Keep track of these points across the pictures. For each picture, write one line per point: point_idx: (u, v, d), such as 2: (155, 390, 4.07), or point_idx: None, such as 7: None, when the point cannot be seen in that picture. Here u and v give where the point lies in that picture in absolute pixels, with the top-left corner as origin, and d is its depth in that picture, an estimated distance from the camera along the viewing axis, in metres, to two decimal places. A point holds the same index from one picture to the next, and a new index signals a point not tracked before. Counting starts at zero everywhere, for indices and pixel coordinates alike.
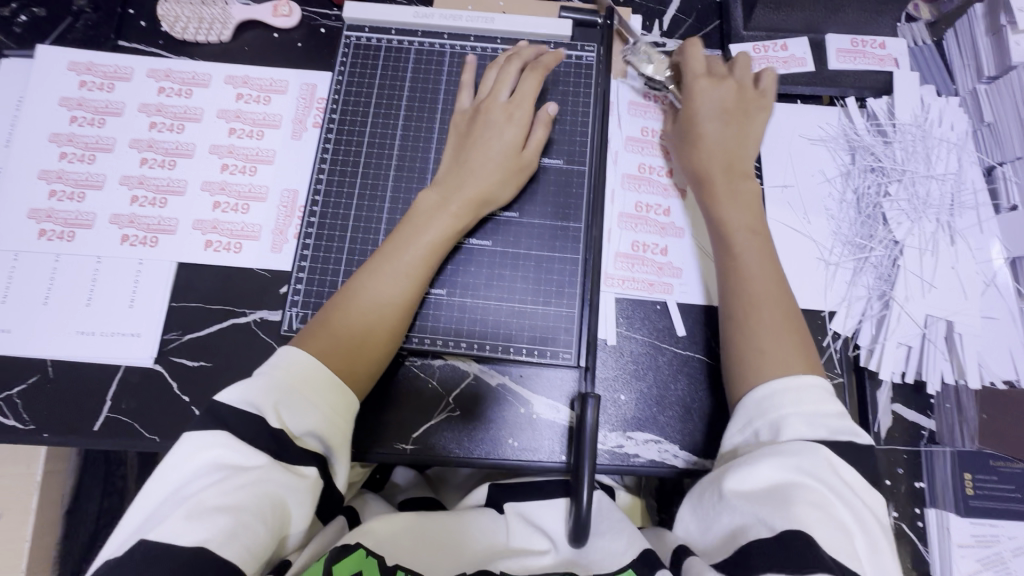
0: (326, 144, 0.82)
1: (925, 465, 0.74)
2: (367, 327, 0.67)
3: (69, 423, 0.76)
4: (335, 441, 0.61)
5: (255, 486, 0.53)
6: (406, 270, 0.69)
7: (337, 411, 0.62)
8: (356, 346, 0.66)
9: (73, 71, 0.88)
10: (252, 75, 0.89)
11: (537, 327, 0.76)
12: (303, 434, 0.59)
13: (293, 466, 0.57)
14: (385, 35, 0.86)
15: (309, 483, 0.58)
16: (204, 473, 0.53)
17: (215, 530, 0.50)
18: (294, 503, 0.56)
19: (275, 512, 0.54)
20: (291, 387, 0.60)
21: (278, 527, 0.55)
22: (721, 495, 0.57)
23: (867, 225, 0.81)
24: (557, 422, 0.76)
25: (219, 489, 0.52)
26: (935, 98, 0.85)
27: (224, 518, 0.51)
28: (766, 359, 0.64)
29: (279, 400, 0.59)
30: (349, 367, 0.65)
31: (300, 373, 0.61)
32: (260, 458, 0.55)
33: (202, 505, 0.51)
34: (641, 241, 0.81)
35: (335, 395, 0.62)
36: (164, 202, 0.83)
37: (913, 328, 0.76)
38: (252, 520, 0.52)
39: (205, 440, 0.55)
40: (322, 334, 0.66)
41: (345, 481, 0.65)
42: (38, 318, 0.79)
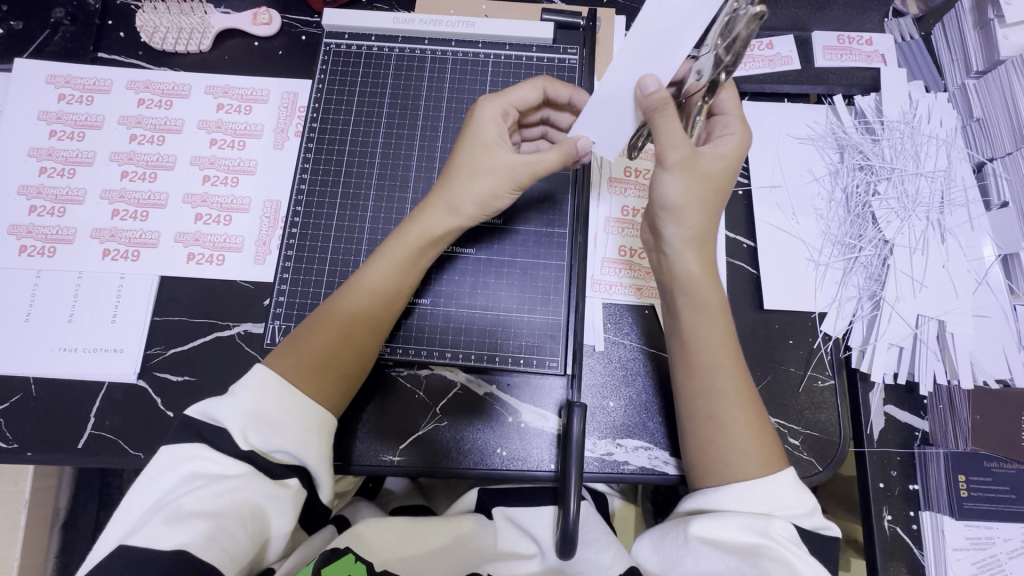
0: (307, 154, 0.81)
1: (920, 468, 0.73)
2: (347, 328, 0.66)
3: (53, 441, 0.75)
4: (308, 456, 0.59)
5: (234, 492, 0.55)
6: (368, 296, 0.67)
7: (311, 430, 0.60)
8: (335, 353, 0.65)
9: (51, 84, 0.87)
10: (232, 85, 0.88)
11: (524, 335, 0.75)
12: (274, 450, 0.58)
13: (272, 475, 0.57)
14: (366, 41, 0.85)
15: (292, 492, 0.58)
16: (183, 482, 0.55)
17: (194, 535, 0.51)
18: (275, 511, 0.57)
19: (256, 519, 0.55)
20: (260, 410, 0.58)
21: (260, 532, 0.56)
22: (687, 540, 0.58)
23: (856, 224, 0.80)
24: (546, 430, 0.75)
25: (199, 495, 0.54)
26: (923, 95, 0.84)
27: (203, 524, 0.52)
28: (705, 421, 0.65)
29: (247, 424, 0.58)
30: (326, 377, 0.64)
31: (270, 396, 0.60)
32: (240, 467, 0.56)
33: (180, 511, 0.52)
34: (628, 245, 0.80)
35: (309, 415, 0.61)
36: (145, 216, 0.83)
37: (904, 328, 0.75)
38: (232, 524, 0.53)
39: (184, 452, 0.56)
40: (298, 342, 0.65)
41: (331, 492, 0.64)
42: (20, 336, 0.78)
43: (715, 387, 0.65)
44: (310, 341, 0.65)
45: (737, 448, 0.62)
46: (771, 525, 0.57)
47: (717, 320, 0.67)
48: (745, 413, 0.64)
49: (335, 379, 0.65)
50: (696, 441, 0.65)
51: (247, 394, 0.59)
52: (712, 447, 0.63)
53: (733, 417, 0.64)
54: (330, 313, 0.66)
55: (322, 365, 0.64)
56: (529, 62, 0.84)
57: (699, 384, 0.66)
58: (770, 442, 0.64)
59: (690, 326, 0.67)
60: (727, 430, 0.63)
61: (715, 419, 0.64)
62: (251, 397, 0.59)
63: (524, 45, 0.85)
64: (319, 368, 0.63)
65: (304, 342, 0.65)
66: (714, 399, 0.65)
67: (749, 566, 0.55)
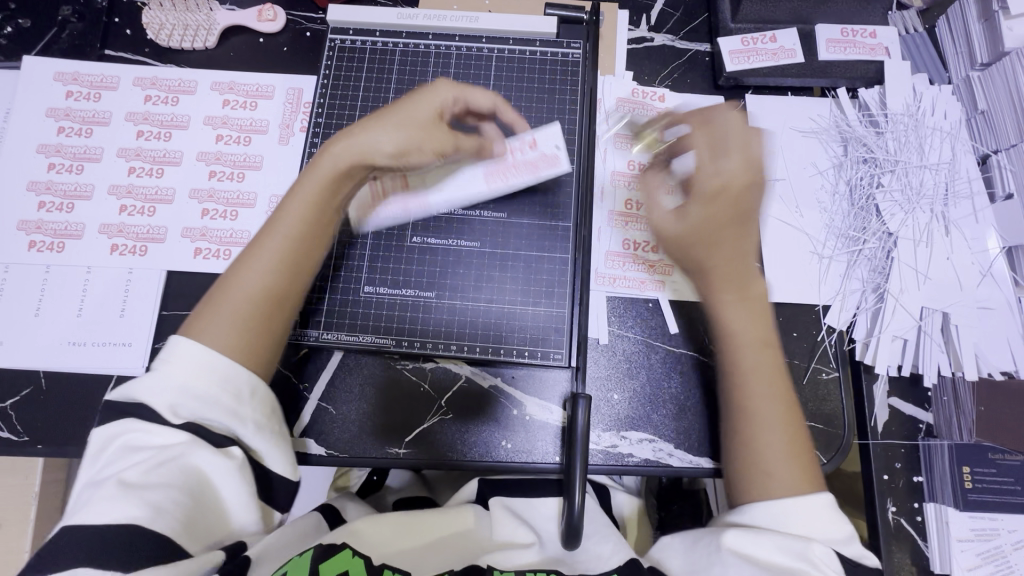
0: (312, 149, 0.82)
1: (924, 459, 0.74)
2: (270, 294, 0.64)
3: (64, 434, 0.76)
4: (245, 424, 0.59)
5: (178, 462, 0.56)
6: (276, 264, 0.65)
7: (242, 396, 0.60)
8: (263, 317, 0.63)
9: (59, 81, 0.88)
10: (238, 81, 0.88)
11: (528, 328, 0.76)
12: (210, 420, 0.58)
13: (211, 444, 0.58)
14: (370, 37, 0.86)
15: (236, 462, 0.58)
16: (119, 457, 0.56)
17: (142, 506, 0.52)
18: (220, 480, 0.58)
19: (200, 488, 0.56)
20: (185, 381, 0.58)
21: (202, 503, 0.56)
22: (720, 549, 0.58)
23: (860, 217, 0.80)
24: (550, 422, 0.75)
25: (139, 468, 0.55)
26: (927, 87, 0.83)
27: (148, 494, 0.53)
28: (744, 436, 0.64)
29: (173, 398, 0.57)
30: (248, 343, 0.62)
31: (197, 366, 0.58)
32: (178, 436, 0.57)
33: (121, 484, 0.53)
34: (632, 239, 0.80)
35: (237, 379, 0.60)
36: (152, 211, 0.83)
37: (909, 320, 0.75)
38: (175, 495, 0.54)
39: (121, 428, 0.58)
40: (213, 308, 0.62)
41: (288, 464, 0.64)
42: (30, 330, 0.79)
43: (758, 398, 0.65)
44: (233, 308, 0.62)
45: (765, 464, 0.62)
46: (809, 548, 0.56)
47: (756, 318, 0.67)
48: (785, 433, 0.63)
49: (259, 346, 0.63)
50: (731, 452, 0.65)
51: (171, 367, 0.58)
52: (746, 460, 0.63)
53: (770, 432, 0.63)
54: (245, 280, 0.63)
55: (247, 327, 0.62)
56: (532, 57, 0.84)
57: (744, 395, 0.66)
58: (805, 456, 0.63)
59: (730, 336, 0.67)
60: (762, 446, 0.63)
61: (750, 437, 0.64)
62: (172, 370, 0.58)
63: (528, 40, 0.85)
64: (242, 328, 0.62)
65: (217, 310, 0.62)
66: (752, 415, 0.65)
67: None
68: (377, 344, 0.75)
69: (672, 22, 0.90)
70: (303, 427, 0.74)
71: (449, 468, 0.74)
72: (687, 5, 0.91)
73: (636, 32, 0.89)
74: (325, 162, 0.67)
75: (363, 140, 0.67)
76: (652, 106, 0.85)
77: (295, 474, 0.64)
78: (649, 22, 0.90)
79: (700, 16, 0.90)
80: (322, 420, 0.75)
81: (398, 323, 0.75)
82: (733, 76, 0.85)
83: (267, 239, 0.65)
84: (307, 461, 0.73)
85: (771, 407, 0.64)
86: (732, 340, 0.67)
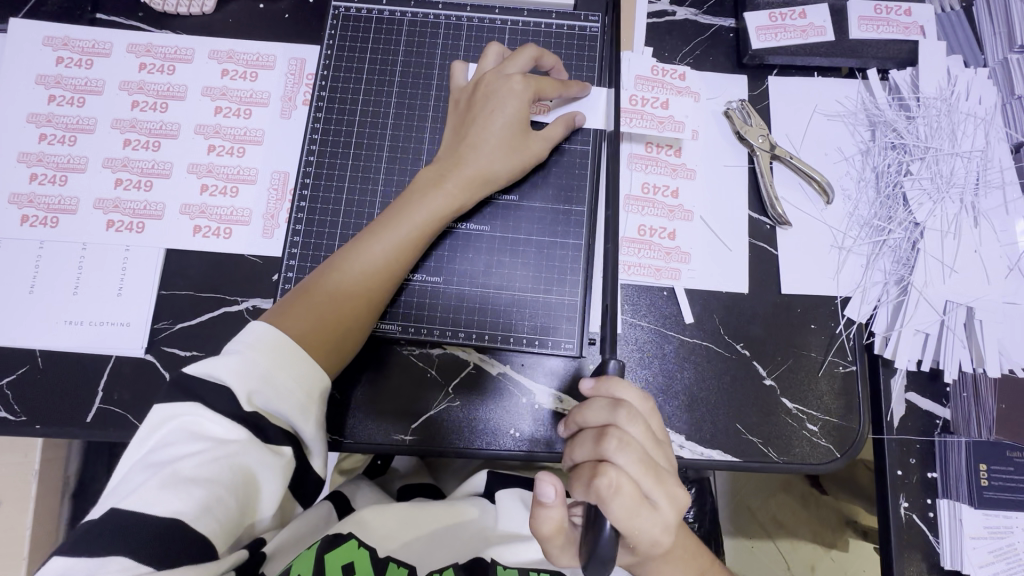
0: (316, 123, 0.78)
1: (939, 455, 0.72)
2: (365, 295, 0.66)
3: (61, 415, 0.74)
4: (307, 426, 0.59)
5: (231, 459, 0.54)
6: (367, 268, 0.66)
7: (312, 398, 0.60)
8: (353, 317, 0.65)
9: (48, 46, 0.83)
10: (237, 50, 0.84)
11: (538, 315, 0.74)
12: (277, 413, 0.57)
13: (267, 440, 0.56)
14: (376, 5, 0.81)
15: (284, 461, 0.57)
16: (176, 441, 0.54)
17: (190, 503, 0.51)
18: (265, 479, 0.56)
19: (247, 487, 0.55)
20: (268, 372, 0.57)
21: (248, 501, 0.55)
22: None
23: (886, 206, 0.77)
24: (561, 414, 0.74)
25: (196, 459, 0.53)
26: (962, 70, 0.79)
27: (200, 491, 0.52)
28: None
29: (255, 388, 0.56)
30: (337, 338, 0.64)
31: (279, 358, 0.58)
32: (238, 433, 0.55)
33: (178, 475, 0.52)
34: (648, 225, 0.77)
35: (316, 380, 0.60)
36: (149, 185, 0.80)
37: (931, 314, 0.73)
38: (220, 493, 0.53)
39: (179, 409, 0.55)
40: (303, 301, 0.64)
41: (324, 465, 0.62)
42: (24, 308, 0.76)
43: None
44: (326, 304, 0.64)
45: None
46: None
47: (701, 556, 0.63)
48: None
49: (342, 343, 0.65)
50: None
51: (255, 354, 0.57)
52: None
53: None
54: (340, 278, 0.66)
55: (335, 324, 0.64)
56: (548, 30, 0.80)
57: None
58: None
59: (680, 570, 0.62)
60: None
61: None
62: (260, 357, 0.57)
63: (543, 12, 0.81)
64: (332, 325, 0.64)
65: (308, 302, 0.64)
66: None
67: None
68: (383, 329, 0.72)
69: None
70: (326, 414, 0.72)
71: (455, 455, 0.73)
72: None
73: (657, 5, 0.85)
74: (443, 189, 0.69)
75: (475, 167, 0.70)
76: (671, 85, 0.81)
77: (327, 474, 0.63)
78: None
79: None
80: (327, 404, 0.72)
81: (405, 308, 0.73)
82: (758, 54, 0.80)
83: (369, 243, 0.67)
84: (340, 448, 0.72)
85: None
86: None
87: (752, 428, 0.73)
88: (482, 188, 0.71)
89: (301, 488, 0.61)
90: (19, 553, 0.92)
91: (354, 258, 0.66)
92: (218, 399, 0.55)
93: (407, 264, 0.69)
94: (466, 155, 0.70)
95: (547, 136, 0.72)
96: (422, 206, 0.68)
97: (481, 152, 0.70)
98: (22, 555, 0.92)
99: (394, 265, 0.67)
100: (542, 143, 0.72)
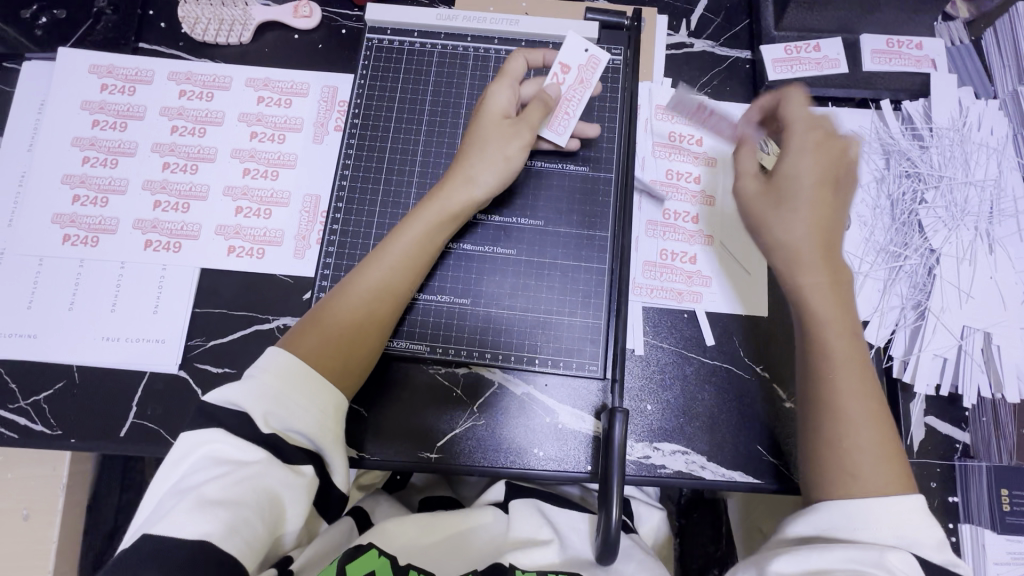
0: (349, 149, 0.81)
1: (959, 480, 0.73)
2: (369, 312, 0.67)
3: (97, 428, 0.76)
4: (326, 442, 0.60)
5: (254, 480, 0.55)
6: (377, 292, 0.67)
7: (328, 414, 0.60)
8: (360, 333, 0.66)
9: (94, 74, 0.88)
10: (273, 77, 0.88)
11: (562, 337, 0.75)
12: (294, 431, 0.58)
13: (288, 461, 0.57)
14: (407, 37, 0.85)
15: (307, 481, 0.58)
16: (202, 466, 0.55)
17: (217, 525, 0.52)
18: (290, 499, 0.57)
19: (272, 507, 0.56)
20: (280, 393, 0.59)
21: (275, 521, 0.56)
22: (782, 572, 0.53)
23: (902, 232, 0.79)
24: (582, 432, 0.75)
25: (220, 482, 0.54)
26: (973, 101, 0.82)
27: (226, 513, 0.52)
28: (830, 417, 0.61)
29: (269, 409, 0.58)
30: (351, 359, 0.65)
31: (289, 378, 0.60)
32: (258, 453, 0.56)
33: (203, 498, 0.53)
34: (670, 249, 0.80)
35: (328, 397, 0.61)
36: (187, 207, 0.83)
37: (948, 339, 0.74)
38: (247, 514, 0.53)
39: (200, 436, 0.57)
40: (313, 330, 0.64)
41: (348, 480, 0.63)
42: (63, 324, 0.79)
43: (842, 349, 0.63)
44: (330, 321, 0.65)
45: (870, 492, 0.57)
46: (887, 558, 0.52)
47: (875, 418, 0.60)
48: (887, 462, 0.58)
49: (357, 364, 0.65)
50: (814, 469, 0.60)
51: (268, 378, 0.59)
52: (825, 469, 0.60)
53: (825, 309, 0.64)
54: (350, 303, 0.66)
55: (343, 342, 0.64)
56: None
57: (821, 337, 0.63)
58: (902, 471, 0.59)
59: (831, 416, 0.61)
60: (848, 433, 0.60)
61: (838, 397, 0.61)
62: (271, 380, 0.59)
63: None
64: (338, 342, 0.64)
65: (317, 329, 0.64)
66: (836, 379, 0.62)
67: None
68: (411, 350, 0.75)
69: (713, 28, 0.88)
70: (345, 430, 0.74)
71: (480, 474, 0.74)
72: (728, 11, 0.89)
73: (676, 38, 0.88)
74: (439, 203, 0.70)
75: (466, 191, 0.71)
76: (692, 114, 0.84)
77: (350, 489, 0.64)
78: (689, 28, 0.88)
79: (741, 22, 0.89)
80: (349, 420, 0.74)
81: (432, 329, 0.75)
82: (775, 84, 0.83)
83: (376, 267, 0.68)
84: (361, 465, 0.73)
85: (861, 414, 0.60)
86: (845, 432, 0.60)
87: (774, 450, 0.74)
88: (475, 203, 0.72)
89: (325, 505, 0.62)
90: (43, 566, 0.93)
91: (362, 283, 0.67)
92: (238, 424, 0.57)
93: (409, 281, 0.69)
94: (461, 176, 0.71)
95: (530, 119, 0.73)
96: (420, 222, 0.70)
97: (472, 168, 0.71)
98: (46, 568, 0.93)
99: (395, 282, 0.68)
100: (529, 129, 0.72)
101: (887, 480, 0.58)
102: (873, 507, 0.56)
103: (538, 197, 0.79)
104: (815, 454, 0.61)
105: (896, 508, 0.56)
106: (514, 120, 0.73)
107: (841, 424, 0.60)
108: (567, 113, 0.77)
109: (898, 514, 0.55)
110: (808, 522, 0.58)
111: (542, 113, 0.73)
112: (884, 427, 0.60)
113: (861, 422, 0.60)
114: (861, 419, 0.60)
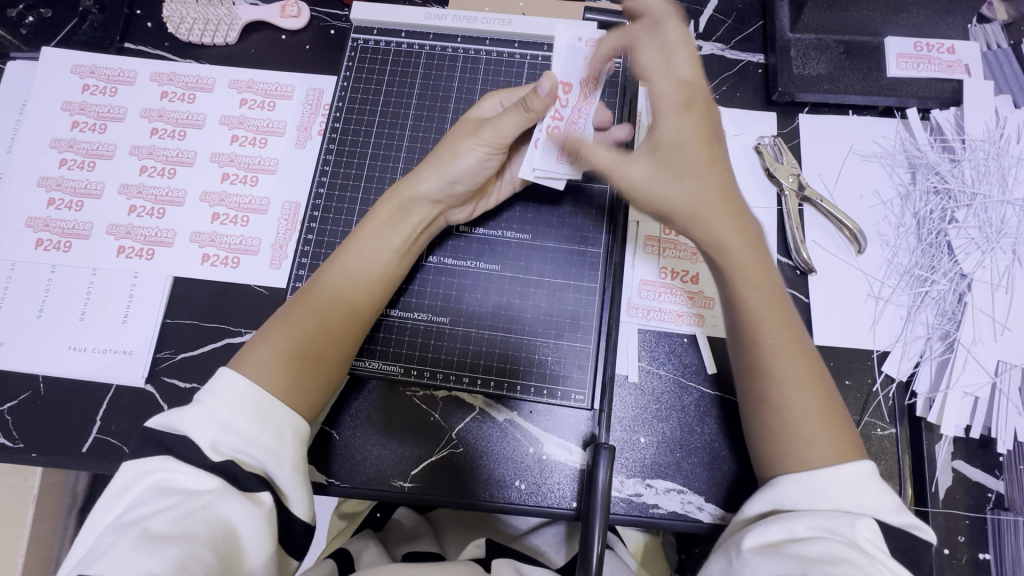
0: (327, 156, 0.77)
1: (991, 534, 0.66)
2: (323, 325, 0.60)
3: (57, 442, 0.72)
4: (282, 467, 0.53)
5: (206, 511, 0.47)
6: (339, 306, 0.62)
7: (285, 441, 0.54)
8: (318, 349, 0.60)
9: (76, 74, 0.85)
10: (257, 79, 0.84)
11: (548, 360, 0.70)
12: (247, 455, 0.52)
13: (243, 488, 0.50)
14: (394, 37, 0.80)
15: (266, 510, 0.50)
16: (149, 498, 0.48)
17: (165, 563, 0.42)
18: (247, 531, 0.49)
19: (227, 541, 0.47)
20: (232, 418, 0.52)
21: (230, 555, 0.47)
22: (740, 554, 0.49)
23: (928, 254, 0.72)
24: (568, 465, 0.68)
25: (170, 515, 0.46)
26: (1012, 111, 0.74)
27: (175, 548, 0.44)
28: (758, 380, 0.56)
29: (220, 435, 0.51)
30: (315, 373, 0.59)
31: (245, 404, 0.53)
32: (213, 481, 0.49)
33: (149, 533, 0.44)
34: (669, 268, 0.74)
35: (287, 420, 0.55)
36: (162, 212, 0.80)
37: (981, 376, 0.67)
38: (200, 548, 0.45)
39: (146, 466, 0.50)
40: (260, 347, 0.58)
41: (310, 511, 0.55)
42: (30, 332, 0.76)
43: (752, 320, 0.57)
44: (280, 334, 0.59)
45: (799, 434, 0.54)
46: (852, 526, 0.47)
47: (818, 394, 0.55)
48: (818, 403, 0.55)
49: (326, 377, 0.60)
50: (758, 430, 0.57)
51: (217, 403, 0.53)
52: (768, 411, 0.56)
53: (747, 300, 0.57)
54: (306, 318, 0.60)
55: (297, 359, 0.58)
56: None
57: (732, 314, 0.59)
58: (841, 422, 0.55)
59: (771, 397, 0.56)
60: (777, 385, 0.55)
61: (762, 364, 0.56)
62: (220, 406, 0.53)
63: None
64: (291, 357, 0.58)
65: (270, 348, 0.58)
66: (761, 350, 0.57)
67: (793, 563, 0.45)
68: (385, 371, 0.70)
69: (724, 29, 0.82)
70: (313, 452, 0.69)
71: (459, 506, 0.68)
72: (740, 11, 0.82)
73: None
74: (389, 198, 0.66)
75: (411, 181, 0.65)
76: None
77: (315, 520, 0.56)
78: (697, 29, 0.82)
79: (755, 23, 0.82)
80: (318, 443, 0.69)
81: (409, 349, 0.70)
82: (789, 90, 0.76)
83: (331, 283, 0.62)
84: (329, 492, 0.67)
85: (783, 364, 0.56)
86: (788, 408, 0.55)
87: None
88: (431, 202, 0.66)
89: (287, 543, 0.54)
90: None
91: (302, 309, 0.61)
92: (186, 451, 0.50)
93: (364, 291, 0.63)
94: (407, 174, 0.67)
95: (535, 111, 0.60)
96: (372, 219, 0.65)
97: (422, 167, 0.66)
98: None
99: (350, 289, 0.63)
100: (493, 131, 0.62)
101: (833, 448, 0.53)
102: (829, 479, 0.51)
103: (529, 208, 0.75)
104: (760, 419, 0.57)
105: (846, 475, 0.51)
106: (480, 124, 0.64)
107: (773, 379, 0.56)
108: (575, 135, 0.66)
109: (857, 474, 0.51)
110: (762, 499, 0.54)
111: (516, 118, 0.61)
112: (816, 383, 0.56)
113: (784, 375, 0.55)
114: (787, 376, 0.55)
